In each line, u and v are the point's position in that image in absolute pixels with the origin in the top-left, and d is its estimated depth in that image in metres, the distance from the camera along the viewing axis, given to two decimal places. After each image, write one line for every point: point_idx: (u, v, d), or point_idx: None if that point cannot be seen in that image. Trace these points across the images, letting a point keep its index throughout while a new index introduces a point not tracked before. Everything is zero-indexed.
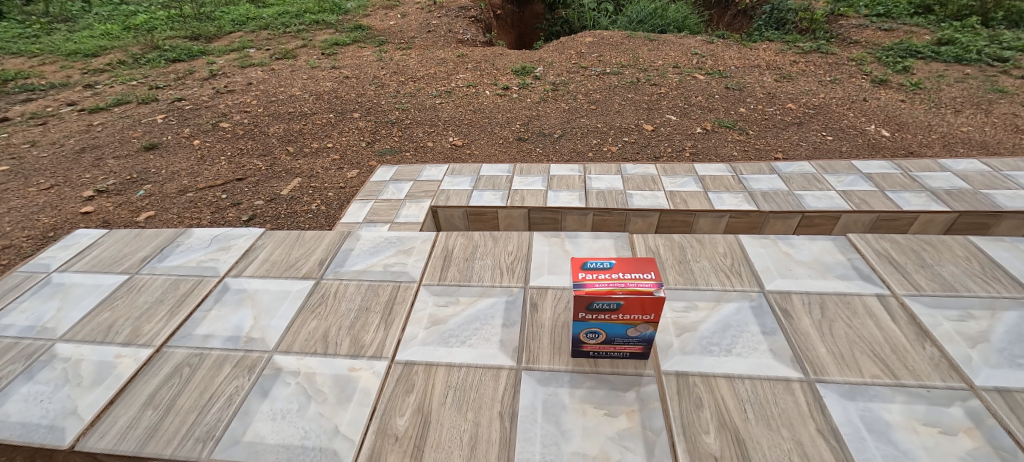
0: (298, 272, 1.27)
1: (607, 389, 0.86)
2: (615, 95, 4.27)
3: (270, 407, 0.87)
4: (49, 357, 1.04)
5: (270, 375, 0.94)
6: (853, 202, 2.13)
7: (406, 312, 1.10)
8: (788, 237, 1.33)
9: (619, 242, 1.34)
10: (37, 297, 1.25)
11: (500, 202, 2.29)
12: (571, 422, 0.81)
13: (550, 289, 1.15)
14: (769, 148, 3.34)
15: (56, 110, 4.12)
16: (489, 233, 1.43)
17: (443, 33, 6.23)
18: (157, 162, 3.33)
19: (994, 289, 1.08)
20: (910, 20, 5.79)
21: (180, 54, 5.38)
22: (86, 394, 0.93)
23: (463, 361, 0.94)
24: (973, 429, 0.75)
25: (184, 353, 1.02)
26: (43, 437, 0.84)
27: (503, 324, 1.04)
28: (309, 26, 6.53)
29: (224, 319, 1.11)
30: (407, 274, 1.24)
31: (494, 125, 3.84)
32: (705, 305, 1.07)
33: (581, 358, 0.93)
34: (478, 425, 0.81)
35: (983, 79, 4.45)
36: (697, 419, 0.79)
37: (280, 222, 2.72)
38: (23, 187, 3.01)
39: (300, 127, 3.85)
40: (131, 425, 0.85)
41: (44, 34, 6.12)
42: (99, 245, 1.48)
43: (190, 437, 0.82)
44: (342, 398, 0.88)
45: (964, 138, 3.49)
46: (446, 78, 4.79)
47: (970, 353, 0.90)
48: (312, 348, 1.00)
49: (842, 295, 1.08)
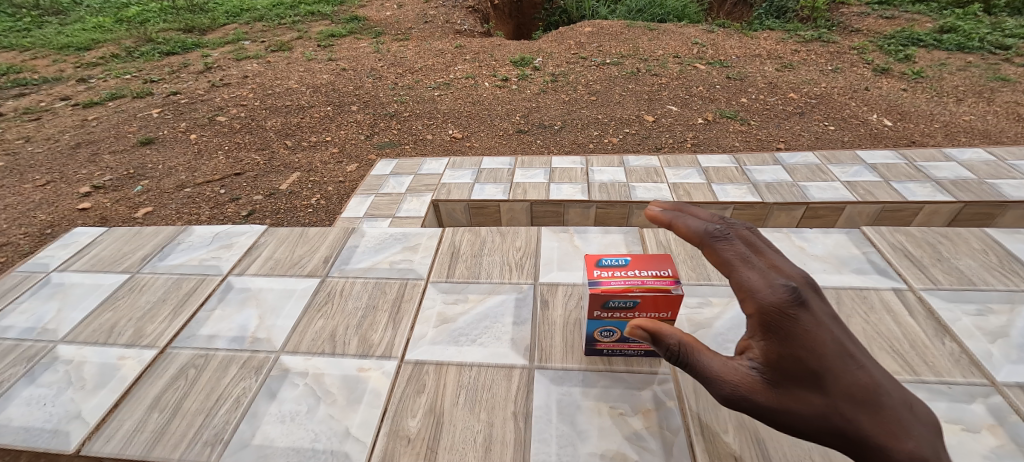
0: (303, 270, 1.25)
1: (622, 388, 0.85)
2: (615, 85, 4.22)
3: (279, 409, 0.85)
4: (50, 360, 1.02)
5: (278, 376, 0.92)
6: (858, 193, 2.11)
7: (414, 310, 1.08)
8: (801, 230, 1.31)
9: (629, 237, 1.31)
10: (37, 298, 1.23)
11: (502, 195, 2.27)
12: (586, 422, 0.79)
13: (561, 285, 1.13)
14: (771, 138, 3.31)
15: (50, 105, 4.06)
16: (496, 229, 1.39)
17: (441, 24, 6.16)
18: (154, 157, 3.28)
19: (1014, 283, 1.07)
20: (912, 8, 5.73)
21: (174, 46, 5.29)
22: (90, 397, 0.91)
23: (474, 359, 0.93)
24: (996, 426, 0.74)
25: (188, 355, 0.99)
26: (47, 442, 0.82)
27: (514, 322, 1.02)
28: (304, 17, 6.45)
29: (228, 319, 1.09)
30: (415, 271, 1.21)
31: (494, 117, 3.80)
32: (719, 301, 1.05)
33: (595, 356, 0.92)
34: (493, 425, 0.79)
35: (985, 67, 4.40)
36: (715, 418, 0.78)
37: (280, 218, 2.69)
38: (19, 184, 2.97)
39: (298, 120, 3.80)
40: (137, 428, 0.84)
41: (35, 27, 6.01)
42: (99, 244, 1.45)
43: (199, 441, 0.80)
44: (353, 399, 0.86)
45: (967, 127, 3.46)
46: (443, 70, 4.72)
47: (990, 348, 0.88)
48: (320, 348, 0.99)
49: (859, 290, 1.06)
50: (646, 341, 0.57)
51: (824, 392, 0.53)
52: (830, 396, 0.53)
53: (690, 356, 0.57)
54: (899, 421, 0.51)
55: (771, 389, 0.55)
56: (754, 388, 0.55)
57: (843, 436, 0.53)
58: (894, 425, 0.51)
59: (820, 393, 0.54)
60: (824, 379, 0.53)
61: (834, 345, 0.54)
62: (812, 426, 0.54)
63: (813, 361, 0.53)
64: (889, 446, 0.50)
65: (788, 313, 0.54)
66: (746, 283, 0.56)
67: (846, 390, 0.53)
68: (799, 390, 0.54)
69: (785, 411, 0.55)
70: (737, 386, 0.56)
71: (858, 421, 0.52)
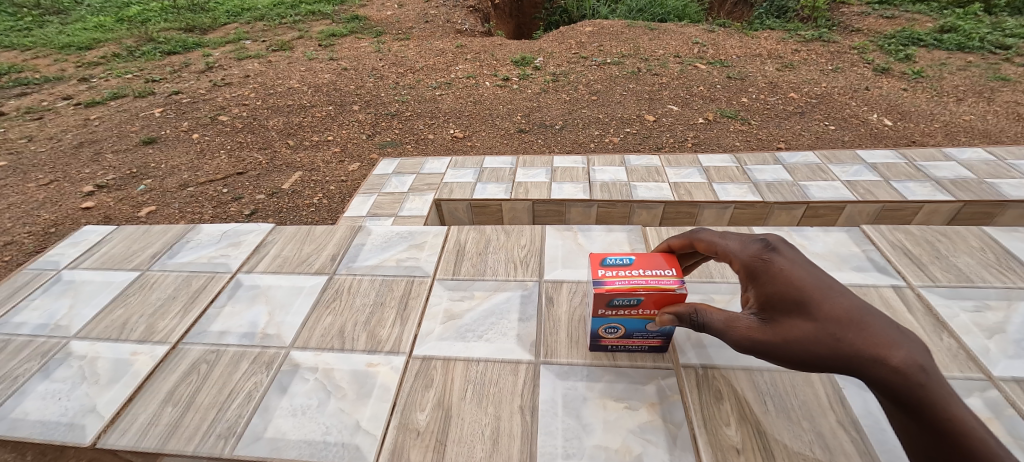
0: (310, 267, 1.26)
1: (626, 383, 0.87)
2: (616, 85, 4.23)
3: (290, 403, 0.87)
4: (64, 355, 1.04)
5: (289, 371, 0.94)
6: (858, 192, 2.13)
7: (421, 306, 1.09)
8: (801, 229, 1.33)
9: (632, 235, 1.33)
10: (48, 295, 1.25)
11: (504, 195, 2.28)
12: (591, 416, 0.81)
13: (566, 283, 1.14)
14: (771, 138, 3.32)
15: (52, 104, 4.07)
16: (501, 227, 1.41)
17: (441, 24, 6.17)
18: (157, 157, 3.29)
19: (1011, 280, 1.09)
20: (913, 7, 5.74)
21: (175, 46, 5.31)
22: (105, 391, 0.93)
23: (481, 355, 0.94)
24: (992, 419, 0.76)
25: (200, 351, 1.01)
26: (64, 435, 0.84)
27: (519, 318, 1.04)
28: (305, 16, 6.46)
29: (238, 315, 1.11)
30: (421, 269, 1.23)
31: (495, 117, 3.81)
32: (721, 298, 1.07)
33: (599, 352, 0.94)
34: (500, 419, 0.81)
35: (985, 67, 4.42)
36: (718, 411, 0.80)
37: (282, 217, 2.70)
38: (23, 183, 2.99)
39: (299, 120, 3.81)
40: (152, 421, 0.86)
41: (36, 27, 6.02)
42: (108, 242, 1.47)
43: (212, 433, 0.82)
44: (362, 393, 0.88)
45: (966, 126, 3.48)
46: (445, 70, 4.73)
47: (987, 344, 0.90)
48: (329, 344, 1.00)
49: (859, 287, 1.08)
50: (674, 323, 0.75)
51: (811, 319, 0.59)
52: (818, 320, 0.59)
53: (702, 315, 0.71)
54: (890, 337, 0.55)
55: (764, 327, 0.64)
56: (750, 328, 0.65)
57: (838, 358, 0.56)
58: (883, 340, 0.55)
59: (808, 319, 0.60)
60: (808, 305, 0.60)
61: (813, 279, 0.62)
62: (809, 356, 0.59)
63: (795, 293, 0.62)
64: (882, 357, 0.53)
65: (764, 257, 0.67)
66: (727, 246, 0.73)
67: (831, 315, 0.59)
68: (787, 319, 0.61)
69: (780, 344, 0.61)
70: (735, 329, 0.66)
71: (846, 339, 0.56)
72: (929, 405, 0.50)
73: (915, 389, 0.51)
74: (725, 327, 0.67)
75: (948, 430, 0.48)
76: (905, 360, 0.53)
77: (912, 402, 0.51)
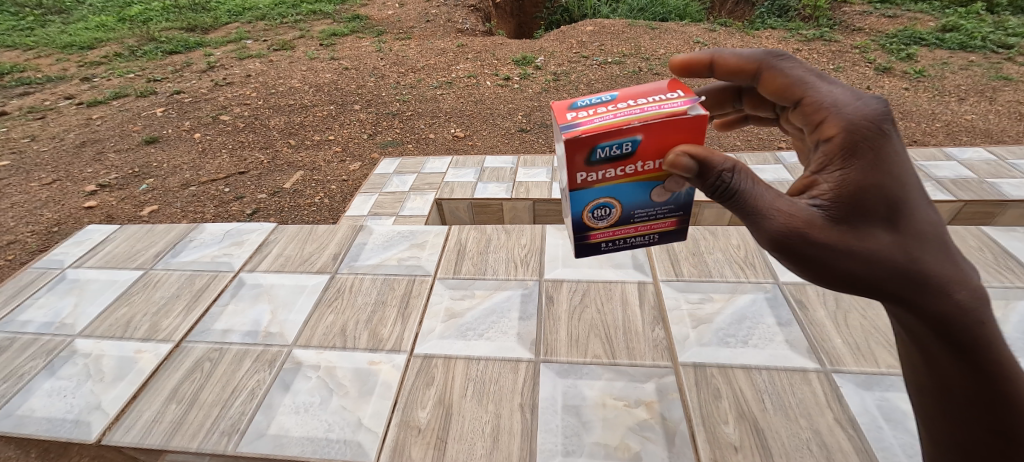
0: (312, 266, 1.27)
1: (626, 381, 0.87)
2: (616, 85, 4.24)
3: (293, 401, 0.88)
4: (69, 353, 1.05)
5: (291, 369, 0.95)
6: None
7: (422, 305, 1.10)
8: None
9: None
10: (53, 293, 1.26)
11: (505, 194, 2.29)
12: (590, 413, 0.82)
13: (566, 282, 1.15)
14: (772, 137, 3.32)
15: (54, 104, 4.09)
16: (501, 226, 1.42)
17: (442, 23, 6.17)
18: (158, 156, 3.31)
19: (1008, 279, 1.09)
20: (915, 6, 5.73)
21: (177, 46, 5.32)
22: (109, 389, 0.94)
23: (481, 353, 0.95)
24: None
25: (203, 349, 1.02)
26: (70, 432, 0.85)
27: (520, 317, 1.05)
28: (306, 16, 6.47)
29: (242, 314, 1.12)
30: (422, 268, 1.24)
31: (496, 116, 3.82)
32: (721, 297, 1.08)
33: (598, 349, 0.95)
34: (500, 416, 0.82)
35: (987, 66, 4.41)
36: (716, 409, 0.81)
37: (284, 216, 2.71)
38: (26, 183, 3.00)
39: (301, 119, 3.82)
40: (156, 419, 0.87)
41: (38, 26, 6.04)
42: (111, 241, 1.48)
43: (216, 430, 0.83)
44: (364, 391, 0.89)
45: (968, 126, 3.47)
46: (446, 69, 4.73)
47: None
48: (331, 342, 1.01)
49: None
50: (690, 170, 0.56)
51: (895, 231, 0.50)
52: (901, 234, 0.50)
53: (744, 182, 0.53)
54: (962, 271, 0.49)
55: (834, 221, 0.51)
56: (815, 219, 0.51)
57: (906, 279, 0.49)
58: (957, 272, 0.49)
59: (891, 230, 0.50)
60: (901, 213, 0.50)
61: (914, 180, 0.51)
62: (871, 271, 0.50)
63: (896, 192, 0.50)
64: (952, 290, 0.48)
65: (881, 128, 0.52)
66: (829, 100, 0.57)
67: (914, 229, 0.50)
68: (870, 222, 0.50)
69: (843, 248, 0.50)
70: (792, 216, 0.51)
71: (923, 261, 0.49)
72: (986, 345, 0.47)
73: (979, 329, 0.47)
74: (783, 211, 0.51)
75: (996, 374, 0.47)
76: (974, 297, 0.48)
77: (968, 341, 0.48)
